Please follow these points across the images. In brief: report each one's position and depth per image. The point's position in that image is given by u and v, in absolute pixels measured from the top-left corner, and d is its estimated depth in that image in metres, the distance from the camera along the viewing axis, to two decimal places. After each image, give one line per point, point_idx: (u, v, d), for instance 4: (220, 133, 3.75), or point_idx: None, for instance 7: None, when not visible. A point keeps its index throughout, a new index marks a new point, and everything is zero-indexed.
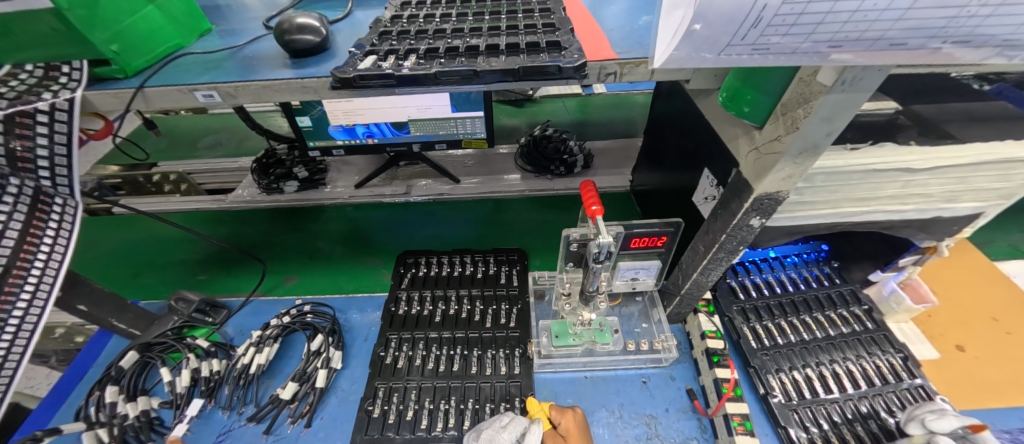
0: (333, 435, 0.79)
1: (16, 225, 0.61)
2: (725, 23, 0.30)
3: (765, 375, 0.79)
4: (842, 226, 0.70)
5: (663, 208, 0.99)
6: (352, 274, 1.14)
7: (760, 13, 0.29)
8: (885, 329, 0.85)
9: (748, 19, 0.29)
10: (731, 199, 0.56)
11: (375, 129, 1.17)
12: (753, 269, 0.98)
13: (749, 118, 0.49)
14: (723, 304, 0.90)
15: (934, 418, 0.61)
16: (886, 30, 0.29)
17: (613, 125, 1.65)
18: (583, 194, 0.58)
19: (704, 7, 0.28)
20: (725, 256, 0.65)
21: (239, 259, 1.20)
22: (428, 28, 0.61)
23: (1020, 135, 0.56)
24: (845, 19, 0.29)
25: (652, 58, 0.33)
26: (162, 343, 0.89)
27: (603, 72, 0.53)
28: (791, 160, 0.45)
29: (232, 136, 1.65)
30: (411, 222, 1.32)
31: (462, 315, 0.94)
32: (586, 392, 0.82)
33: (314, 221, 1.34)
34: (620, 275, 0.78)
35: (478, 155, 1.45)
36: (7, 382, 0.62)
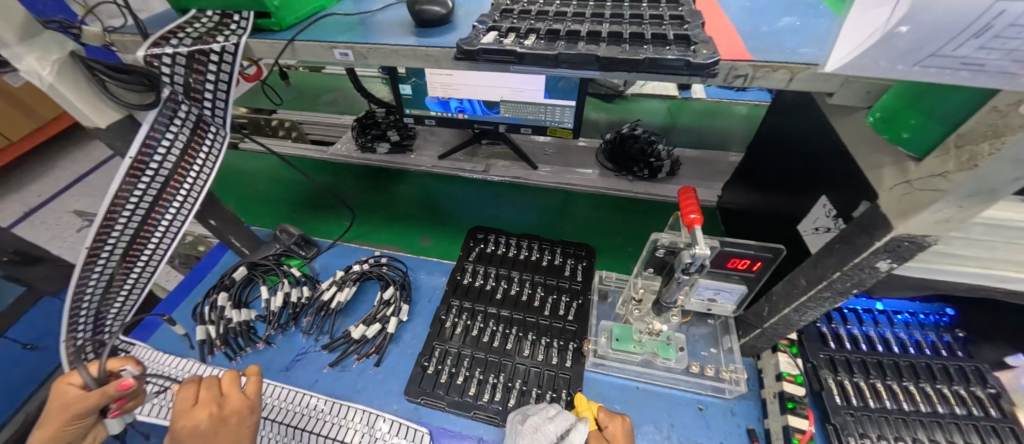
0: (390, 381, 0.85)
1: (180, 144, 0.73)
2: (938, 29, 0.26)
3: (845, 437, 0.71)
4: (989, 292, 0.59)
5: (755, 231, 0.91)
6: (421, 240, 1.21)
7: (990, 21, 0.24)
8: (1014, 422, 0.71)
9: (969, 29, 0.25)
10: (858, 235, 0.49)
11: (467, 105, 1.22)
12: (851, 318, 0.87)
13: (907, 147, 0.43)
14: (809, 349, 0.81)
15: None
16: None
17: (707, 134, 1.54)
18: (682, 200, 0.55)
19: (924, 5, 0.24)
20: (830, 296, 0.58)
21: (331, 205, 1.33)
22: (548, 10, 0.61)
23: None
24: None
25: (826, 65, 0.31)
26: (265, 265, 1.03)
27: (732, 73, 0.49)
28: (955, 201, 0.38)
29: (341, 95, 1.82)
30: (485, 200, 1.36)
31: (522, 298, 0.95)
32: (636, 402, 0.79)
33: (397, 182, 1.44)
34: (698, 293, 0.73)
35: (560, 144, 1.44)
36: (161, 256, 0.83)
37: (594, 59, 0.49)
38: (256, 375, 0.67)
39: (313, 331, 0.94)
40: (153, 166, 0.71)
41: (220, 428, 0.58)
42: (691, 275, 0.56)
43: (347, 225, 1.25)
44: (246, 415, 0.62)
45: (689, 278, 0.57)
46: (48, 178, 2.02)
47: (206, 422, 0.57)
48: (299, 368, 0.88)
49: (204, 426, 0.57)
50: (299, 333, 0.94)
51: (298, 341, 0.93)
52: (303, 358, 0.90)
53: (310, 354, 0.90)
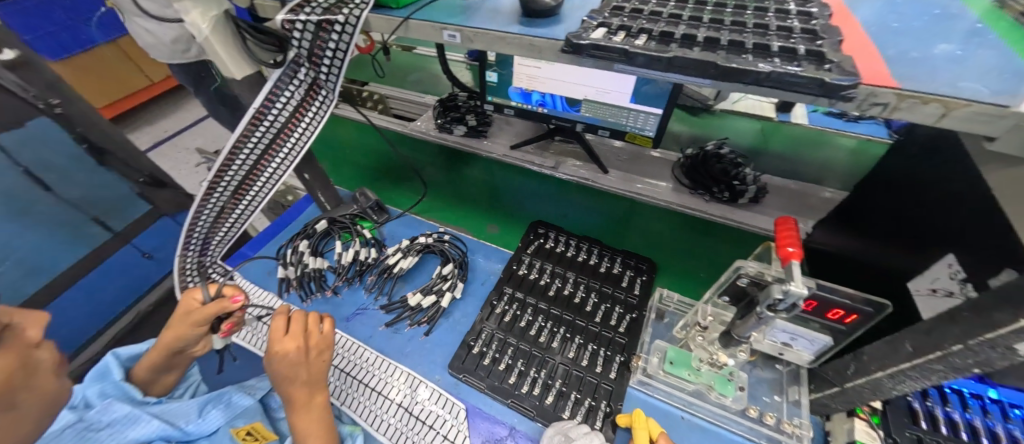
0: (436, 352, 0.88)
1: (294, 102, 0.80)
2: None
3: None
4: None
5: (848, 280, 0.81)
6: (482, 225, 1.24)
7: None
8: None
9: None
10: (996, 306, 0.42)
11: (548, 100, 1.21)
12: (954, 399, 0.74)
13: None
14: (894, 423, 0.68)
15: None
16: None
17: (802, 163, 1.39)
18: (779, 230, 0.51)
19: None
20: (939, 370, 0.50)
21: (405, 178, 1.42)
22: (661, 11, 0.58)
23: None
24: None
25: None
26: (342, 222, 1.12)
27: (869, 100, 0.43)
28: None
29: (428, 76, 1.91)
30: (550, 197, 1.36)
31: (574, 300, 0.94)
32: (678, 432, 0.74)
33: (469, 166, 1.48)
34: (772, 334, 0.69)
35: (636, 152, 1.39)
36: (262, 199, 0.93)
37: (710, 67, 0.46)
38: (329, 323, 0.76)
39: (376, 290, 1.01)
40: (269, 119, 0.79)
41: (302, 358, 0.68)
42: (778, 312, 0.52)
43: (416, 200, 1.31)
44: (320, 353, 0.72)
45: (773, 315, 0.53)
46: (177, 117, 2.35)
47: (294, 352, 0.67)
48: (357, 322, 0.94)
49: (292, 354, 0.67)
50: (362, 289, 1.01)
51: (360, 297, 1.00)
52: (362, 313, 0.96)
53: (368, 310, 0.97)
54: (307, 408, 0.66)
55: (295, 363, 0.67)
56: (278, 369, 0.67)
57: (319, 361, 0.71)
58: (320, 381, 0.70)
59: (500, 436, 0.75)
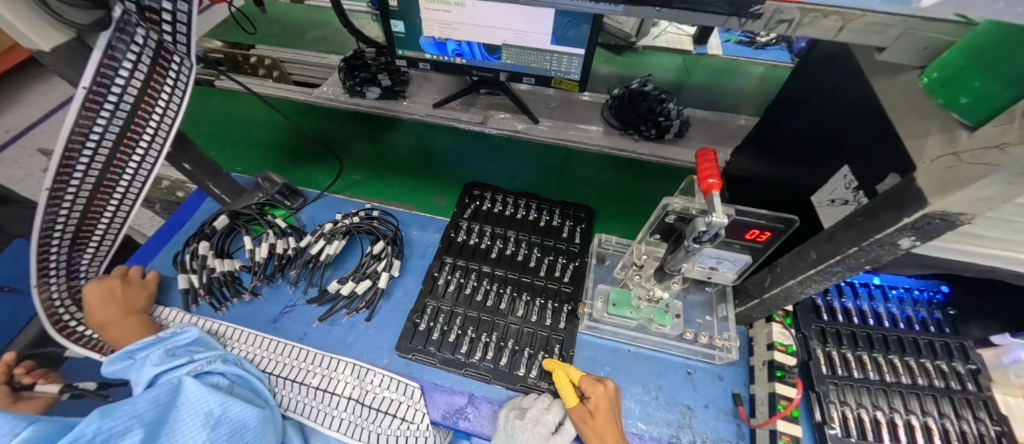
0: (382, 337, 0.84)
1: (140, 76, 0.65)
2: None
3: (827, 404, 0.72)
4: (1001, 273, 0.58)
5: (764, 201, 0.88)
6: (412, 197, 1.16)
7: None
8: (988, 396, 0.74)
9: None
10: (884, 209, 0.46)
11: (466, 49, 1.12)
12: (847, 291, 0.86)
13: (962, 113, 0.40)
14: (802, 320, 0.81)
15: None
16: None
17: (718, 95, 1.45)
18: (699, 163, 0.51)
19: None
20: (837, 272, 0.57)
21: (318, 154, 1.26)
22: None
23: None
24: None
25: None
26: (248, 214, 0.98)
27: (776, 18, 0.42)
28: (1008, 178, 0.35)
29: (327, 34, 1.67)
30: (483, 155, 1.30)
31: (518, 258, 0.93)
32: (627, 365, 0.79)
33: (390, 132, 1.36)
34: (701, 261, 0.72)
35: (563, 98, 1.36)
36: (136, 197, 0.78)
37: None
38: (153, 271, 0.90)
39: (301, 283, 0.91)
40: (111, 101, 0.63)
41: (124, 287, 0.81)
42: (702, 243, 0.53)
43: (335, 178, 1.18)
44: (143, 288, 0.84)
45: (699, 246, 0.54)
46: (10, 112, 1.87)
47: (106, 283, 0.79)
48: (287, 321, 0.86)
49: (116, 282, 0.80)
50: (286, 284, 0.91)
51: (286, 293, 0.90)
52: (291, 310, 0.88)
53: (297, 307, 0.88)
54: (119, 326, 0.76)
55: (122, 288, 0.80)
56: (91, 302, 0.77)
57: (142, 296, 0.83)
58: (141, 311, 0.81)
59: (459, 405, 0.75)
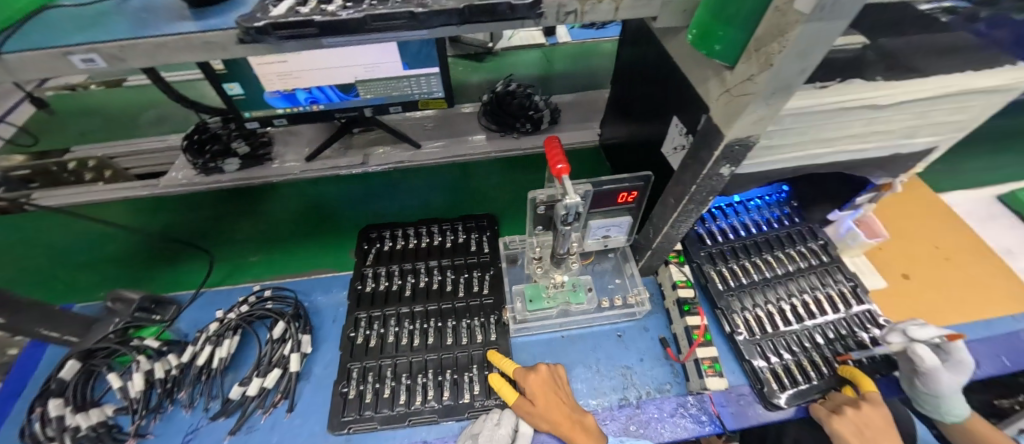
0: (310, 422, 0.76)
1: None
2: None
3: (731, 315, 0.84)
4: (808, 168, 0.71)
5: (633, 161, 0.98)
6: (303, 263, 1.07)
7: None
8: (838, 261, 0.92)
9: None
10: (701, 148, 0.53)
11: (319, 94, 1.06)
12: (719, 215, 0.99)
13: (720, 58, 0.45)
14: (691, 251, 0.92)
15: (917, 329, 0.69)
16: None
17: (578, 76, 1.58)
18: (549, 152, 0.54)
19: None
20: (693, 209, 0.65)
21: (183, 251, 1.10)
22: None
23: (973, 68, 0.59)
24: None
25: None
26: (105, 348, 0.81)
27: (562, 11, 0.47)
28: (763, 101, 0.42)
29: (159, 111, 1.46)
30: (374, 193, 1.24)
31: (434, 287, 0.90)
32: (564, 349, 0.83)
33: (264, 201, 1.22)
34: (592, 234, 0.78)
35: (438, 116, 1.36)
36: None
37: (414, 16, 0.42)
38: None
39: (198, 401, 0.79)
40: None
41: None
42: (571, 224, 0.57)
43: (208, 271, 1.05)
44: None
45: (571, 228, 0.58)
46: None
47: None
48: None
49: None
50: (180, 409, 0.79)
51: (182, 419, 0.78)
52: (194, 436, 0.76)
53: (201, 429, 0.76)
54: None
55: None
56: None
57: None
58: None
59: None
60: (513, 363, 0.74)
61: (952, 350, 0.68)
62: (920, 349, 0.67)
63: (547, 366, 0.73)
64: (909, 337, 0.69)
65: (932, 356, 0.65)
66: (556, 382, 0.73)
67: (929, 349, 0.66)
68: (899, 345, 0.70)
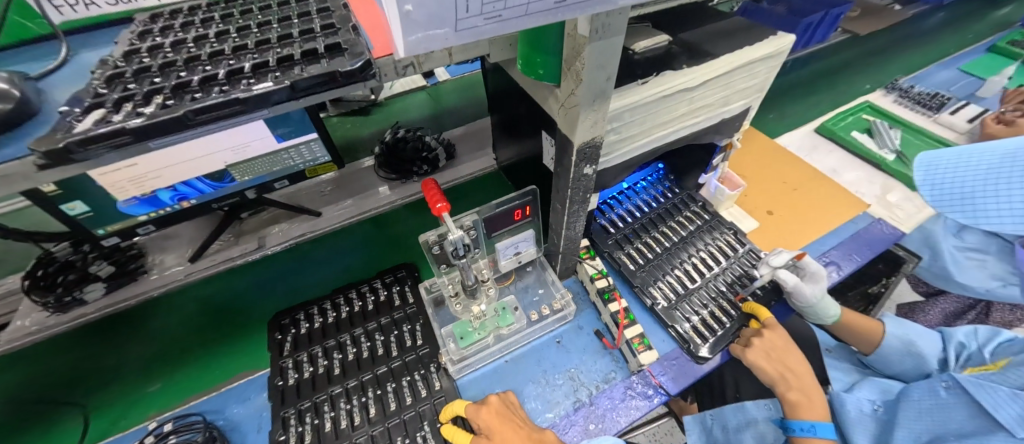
0: None
1: None
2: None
3: (647, 289, 0.92)
4: (663, 148, 0.83)
5: (527, 176, 1.03)
6: (207, 377, 0.93)
7: None
8: (717, 216, 1.05)
9: None
10: (563, 155, 0.60)
11: (186, 189, 0.86)
12: (615, 204, 1.09)
13: (547, 80, 0.51)
14: (600, 243, 1.00)
15: (777, 258, 0.89)
16: None
17: (465, 111, 1.57)
18: (426, 192, 0.58)
19: None
20: (579, 207, 0.70)
21: (46, 412, 0.90)
22: (192, 55, 0.54)
23: (743, 46, 0.75)
24: None
25: (394, 49, 0.29)
26: None
27: (399, 65, 0.54)
28: (589, 107, 0.49)
29: None
30: (280, 276, 1.14)
31: (364, 354, 0.85)
32: (511, 374, 0.83)
33: (147, 322, 1.05)
34: (503, 254, 0.81)
35: (335, 177, 1.30)
36: None
37: (235, 103, 0.46)
38: None
39: None
40: None
41: None
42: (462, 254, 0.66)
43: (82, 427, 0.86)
44: None
45: (463, 260, 0.71)
46: None
47: None
48: None
49: None
50: None
51: None
52: None
53: None
54: None
55: None
56: None
57: None
58: None
59: None
60: (462, 405, 0.72)
61: (803, 266, 0.89)
62: (783, 273, 0.86)
63: (498, 396, 0.73)
64: (774, 266, 0.89)
65: (790, 275, 0.86)
66: (507, 411, 0.72)
67: (788, 270, 0.86)
68: (769, 274, 0.89)
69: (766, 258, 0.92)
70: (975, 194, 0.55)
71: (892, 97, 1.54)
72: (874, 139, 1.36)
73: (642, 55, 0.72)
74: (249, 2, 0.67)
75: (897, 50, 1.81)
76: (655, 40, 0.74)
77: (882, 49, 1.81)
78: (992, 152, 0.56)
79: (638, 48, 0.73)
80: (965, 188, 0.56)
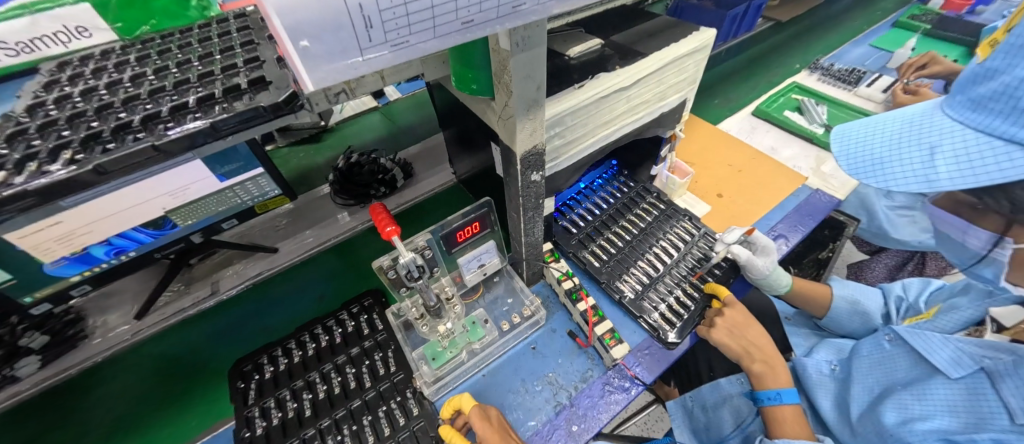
0: None
1: None
2: (332, 32, 0.27)
3: (614, 284, 0.94)
4: (610, 146, 0.85)
5: (486, 187, 1.04)
6: (165, 442, 0.86)
7: (363, 12, 0.27)
8: (672, 205, 1.09)
9: (356, 20, 0.27)
10: (509, 166, 0.60)
11: (125, 241, 0.68)
12: (574, 204, 1.11)
13: (481, 94, 0.52)
14: (564, 244, 1.02)
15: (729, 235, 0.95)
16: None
17: (420, 127, 1.56)
18: (375, 218, 0.61)
19: (292, 22, 0.25)
20: (534, 213, 0.71)
21: None
22: (105, 102, 0.51)
23: (669, 43, 0.79)
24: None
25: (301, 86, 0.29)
26: None
27: (330, 94, 0.54)
28: (525, 117, 0.50)
29: None
30: (239, 319, 1.06)
31: (336, 390, 0.82)
32: (490, 387, 0.83)
33: (89, 390, 0.93)
34: (467, 268, 0.81)
35: (291, 209, 1.25)
36: None
37: (150, 151, 0.46)
38: None
39: None
40: None
41: None
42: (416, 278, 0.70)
43: None
44: None
45: (420, 282, 0.71)
46: None
47: None
48: None
49: None
50: None
51: None
52: None
53: None
54: None
55: None
56: None
57: None
58: None
59: None
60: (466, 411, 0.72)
61: (753, 241, 0.95)
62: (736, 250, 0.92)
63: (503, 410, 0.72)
64: (727, 244, 0.94)
65: (743, 251, 0.92)
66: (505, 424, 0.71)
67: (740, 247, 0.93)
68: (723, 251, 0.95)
69: (721, 239, 0.96)
70: (884, 159, 0.60)
71: (816, 76, 1.66)
72: (805, 116, 1.47)
73: (578, 59, 0.75)
74: (170, 41, 0.64)
75: (816, 32, 1.95)
76: (587, 45, 0.78)
77: (803, 33, 1.95)
78: (890, 123, 0.63)
79: (573, 53, 0.76)
80: (874, 156, 0.62)
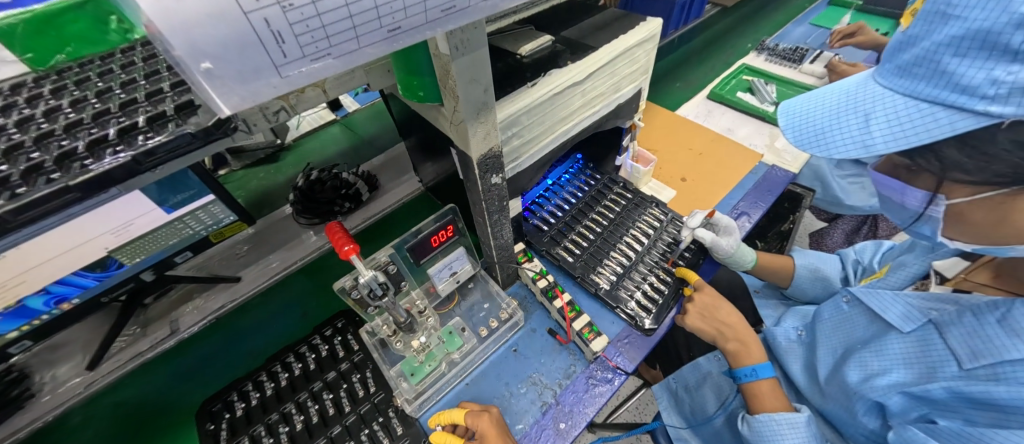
0: None
1: None
2: (238, 54, 0.27)
3: (588, 277, 0.94)
4: (570, 141, 0.86)
5: (453, 192, 1.02)
6: None
7: (273, 29, 0.27)
8: (639, 193, 1.11)
9: (266, 37, 0.27)
10: (467, 171, 0.60)
11: (66, 287, 0.62)
12: (544, 202, 1.11)
13: (430, 101, 0.51)
14: (536, 243, 1.02)
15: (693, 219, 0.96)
16: (422, 5, 0.31)
17: (382, 137, 1.52)
18: (332, 236, 0.59)
19: (192, 44, 0.25)
20: (500, 216, 0.71)
21: None
22: (16, 141, 0.47)
23: (616, 35, 0.80)
24: (375, 6, 0.29)
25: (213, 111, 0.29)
26: None
27: (269, 112, 0.52)
28: (475, 121, 0.49)
29: None
30: (206, 356, 1.00)
31: (314, 418, 0.79)
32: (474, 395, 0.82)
33: None
34: (438, 277, 0.79)
35: (251, 233, 1.16)
36: None
37: (69, 192, 0.42)
38: None
39: None
40: None
41: None
42: (380, 292, 0.67)
43: None
44: None
45: (385, 301, 0.69)
46: None
47: None
48: None
49: None
50: None
51: None
52: None
53: None
54: None
55: None
56: None
57: None
58: None
59: None
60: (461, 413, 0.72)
61: (716, 222, 0.97)
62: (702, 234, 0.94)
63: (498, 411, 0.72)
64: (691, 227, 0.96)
65: (707, 234, 0.94)
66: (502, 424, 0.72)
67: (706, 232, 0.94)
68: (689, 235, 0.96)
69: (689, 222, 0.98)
70: (826, 130, 0.63)
71: (763, 57, 1.73)
72: (756, 96, 1.52)
73: (529, 57, 0.75)
74: (89, 69, 0.60)
75: (760, 15, 2.03)
76: (538, 42, 0.77)
77: (748, 16, 2.03)
78: (829, 95, 0.65)
79: (524, 51, 0.75)
80: (816, 127, 0.64)
